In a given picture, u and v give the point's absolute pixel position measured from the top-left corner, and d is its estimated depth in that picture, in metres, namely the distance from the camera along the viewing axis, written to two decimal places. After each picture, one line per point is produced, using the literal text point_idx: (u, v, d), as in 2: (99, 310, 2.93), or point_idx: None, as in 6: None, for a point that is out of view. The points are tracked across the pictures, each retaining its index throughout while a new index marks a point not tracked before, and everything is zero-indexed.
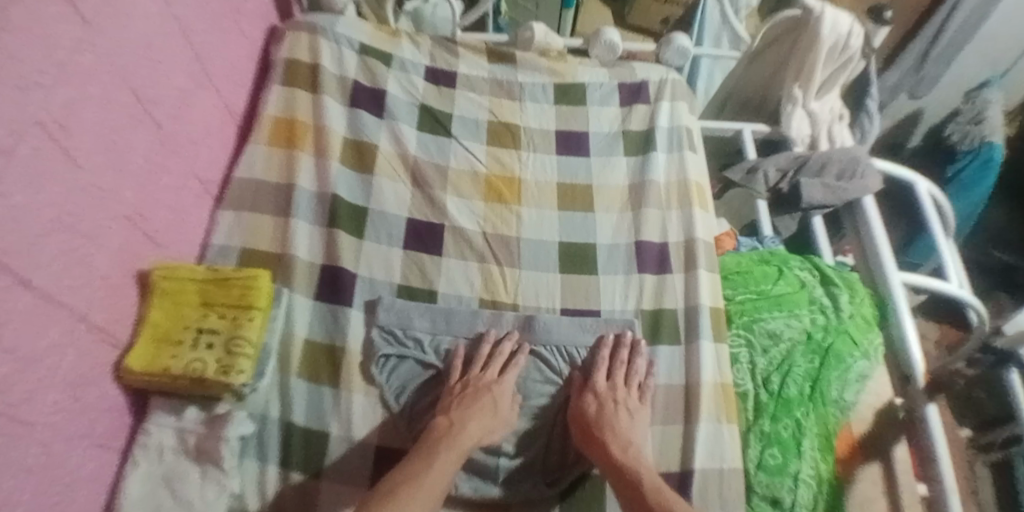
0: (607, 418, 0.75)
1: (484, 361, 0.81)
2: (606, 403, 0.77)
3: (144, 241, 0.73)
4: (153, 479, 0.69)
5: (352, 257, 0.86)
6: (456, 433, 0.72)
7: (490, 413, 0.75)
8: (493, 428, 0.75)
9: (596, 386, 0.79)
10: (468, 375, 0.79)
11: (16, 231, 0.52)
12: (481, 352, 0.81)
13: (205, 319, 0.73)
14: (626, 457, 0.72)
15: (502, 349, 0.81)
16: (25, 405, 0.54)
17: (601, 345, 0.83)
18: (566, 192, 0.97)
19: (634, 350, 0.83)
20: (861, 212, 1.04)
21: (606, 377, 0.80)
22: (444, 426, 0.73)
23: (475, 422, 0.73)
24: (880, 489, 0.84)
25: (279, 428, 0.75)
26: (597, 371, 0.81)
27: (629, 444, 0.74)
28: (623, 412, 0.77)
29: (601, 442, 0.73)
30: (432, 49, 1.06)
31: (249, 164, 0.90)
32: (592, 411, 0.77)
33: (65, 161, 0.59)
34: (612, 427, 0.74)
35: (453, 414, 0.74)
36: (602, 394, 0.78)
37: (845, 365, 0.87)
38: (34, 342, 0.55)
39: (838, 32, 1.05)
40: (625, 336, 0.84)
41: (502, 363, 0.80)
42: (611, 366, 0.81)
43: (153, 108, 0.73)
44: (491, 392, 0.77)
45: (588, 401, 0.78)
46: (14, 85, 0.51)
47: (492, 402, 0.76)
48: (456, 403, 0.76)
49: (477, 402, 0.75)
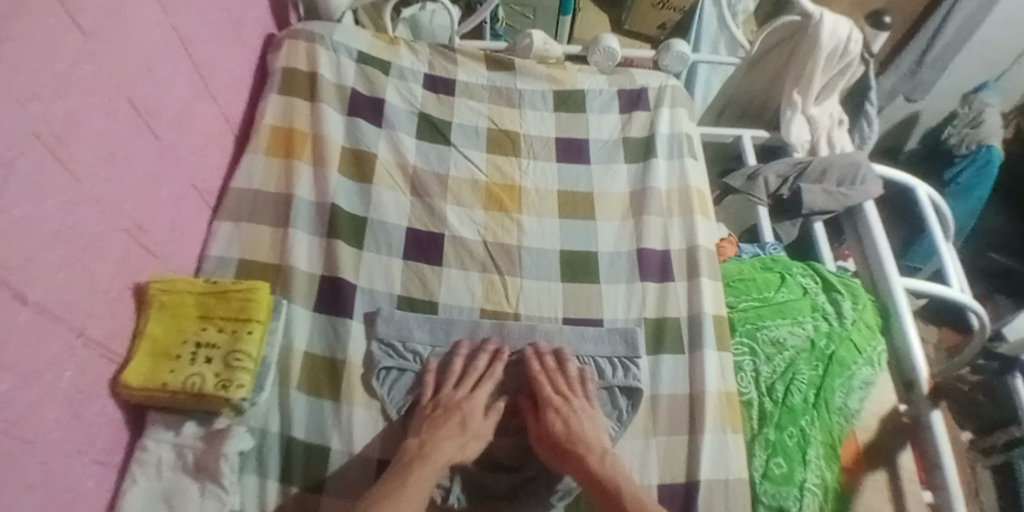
0: (578, 432, 0.75)
1: (459, 377, 0.80)
2: (571, 418, 0.76)
3: (144, 253, 0.72)
4: (152, 496, 0.67)
5: (352, 268, 0.86)
6: (427, 454, 0.71)
7: (459, 432, 0.74)
8: (465, 444, 0.74)
9: (555, 402, 0.77)
10: (442, 393, 0.78)
11: (15, 246, 0.52)
12: (455, 367, 0.80)
13: (203, 333, 0.72)
14: (604, 466, 0.72)
15: (474, 366, 0.80)
16: (23, 422, 0.53)
17: (526, 359, 0.82)
18: (566, 201, 0.97)
19: (570, 362, 0.81)
20: (862, 218, 1.04)
21: (556, 391, 0.78)
22: (415, 447, 0.72)
23: (447, 443, 0.73)
24: (885, 497, 0.84)
25: (280, 442, 0.74)
26: (541, 385, 0.79)
27: (605, 453, 0.74)
28: (585, 418, 0.77)
29: (579, 459, 0.73)
30: (431, 57, 1.05)
31: (248, 174, 0.89)
32: (561, 429, 0.75)
33: (64, 174, 0.58)
34: (582, 439, 0.74)
35: (425, 435, 0.74)
36: (563, 410, 0.76)
37: (849, 372, 0.86)
38: (33, 358, 0.54)
39: (837, 37, 1.05)
40: (562, 353, 0.82)
41: (476, 378, 0.80)
42: (556, 378, 0.79)
43: (153, 119, 0.73)
44: (460, 410, 0.76)
45: (552, 420, 0.76)
46: (15, 98, 0.51)
47: (462, 421, 0.75)
48: (427, 425, 0.75)
49: (447, 423, 0.74)
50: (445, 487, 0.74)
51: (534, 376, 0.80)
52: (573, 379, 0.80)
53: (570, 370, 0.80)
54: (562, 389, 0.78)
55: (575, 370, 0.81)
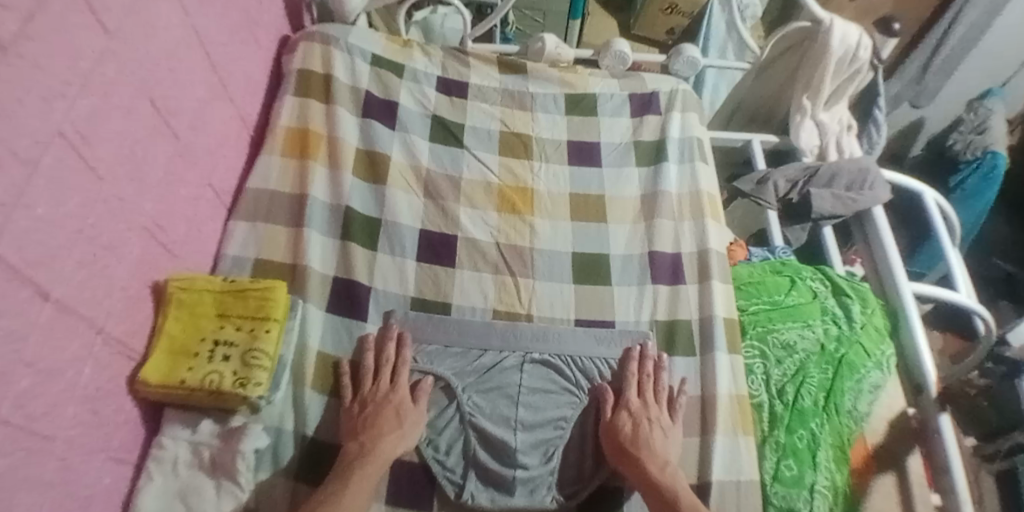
0: (645, 436, 0.75)
1: (375, 370, 0.78)
2: (642, 423, 0.77)
3: (162, 253, 0.73)
4: (169, 493, 0.68)
5: (366, 270, 0.86)
6: (368, 453, 0.71)
7: (396, 423, 0.74)
8: (405, 435, 0.74)
9: (631, 403, 0.79)
10: (363, 391, 0.77)
11: (39, 244, 0.52)
12: (367, 363, 0.79)
13: (221, 331, 0.73)
14: (666, 479, 0.72)
15: (385, 357, 0.79)
16: (43, 418, 0.54)
17: (628, 358, 0.82)
18: (579, 204, 0.97)
19: (666, 373, 0.82)
20: (871, 223, 1.05)
21: (637, 393, 0.80)
22: (356, 449, 0.71)
23: (387, 438, 0.72)
24: (894, 500, 0.84)
25: (295, 440, 0.75)
26: (628, 386, 0.80)
27: (667, 464, 0.74)
28: (658, 431, 0.77)
29: (638, 461, 0.73)
30: (444, 60, 1.06)
31: (263, 174, 0.89)
32: (628, 430, 0.76)
33: (88, 174, 0.58)
34: (647, 445, 0.75)
35: (363, 435, 0.72)
36: (637, 412, 0.78)
37: (859, 374, 0.87)
38: (53, 355, 0.55)
39: (847, 44, 1.06)
40: (662, 362, 0.83)
41: (392, 369, 0.79)
42: (645, 383, 0.81)
43: (172, 119, 0.73)
44: (391, 402, 0.75)
45: (623, 419, 0.77)
46: (39, 96, 0.51)
47: (397, 413, 0.75)
48: (361, 425, 0.74)
49: (382, 420, 0.73)
50: (459, 483, 0.74)
51: (626, 377, 0.81)
52: (661, 391, 0.81)
53: (663, 383, 0.81)
54: (645, 395, 0.80)
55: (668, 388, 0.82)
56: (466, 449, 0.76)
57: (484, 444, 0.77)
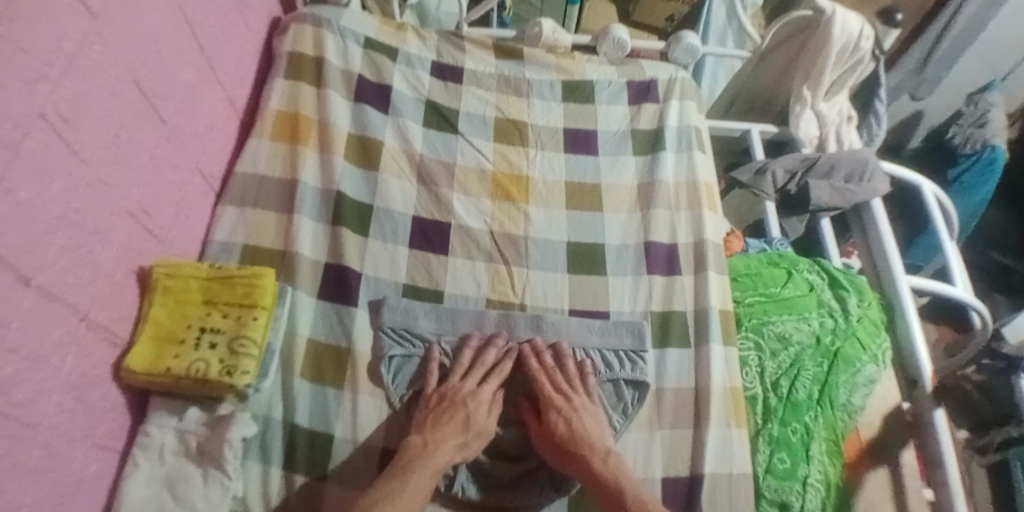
0: (581, 433, 0.73)
1: (466, 370, 0.79)
2: (574, 419, 0.74)
3: (149, 238, 0.71)
4: (155, 481, 0.67)
5: (357, 256, 0.85)
6: (427, 456, 0.69)
7: (459, 432, 0.72)
8: (466, 445, 0.72)
9: (557, 402, 0.75)
10: (449, 384, 0.77)
11: (21, 229, 0.51)
12: (463, 360, 0.79)
13: (208, 318, 0.71)
14: (609, 468, 0.71)
15: (484, 359, 0.79)
16: (27, 407, 0.53)
17: (525, 357, 0.80)
18: (574, 193, 0.96)
19: (569, 359, 0.80)
20: (869, 214, 1.04)
21: (556, 389, 0.77)
22: (417, 446, 0.70)
23: (447, 444, 0.70)
24: (887, 494, 0.84)
25: (283, 429, 0.73)
26: (542, 385, 0.77)
27: (610, 454, 0.72)
28: (588, 417, 0.75)
29: (583, 461, 0.71)
30: (439, 44, 1.04)
31: (253, 159, 0.88)
32: (563, 430, 0.73)
33: (71, 156, 0.57)
34: (587, 441, 0.73)
35: (427, 433, 0.72)
36: (565, 409, 0.75)
37: (854, 368, 0.87)
38: (37, 343, 0.54)
39: (849, 33, 1.04)
40: (561, 348, 0.81)
41: (482, 373, 0.78)
42: (555, 376, 0.78)
43: (159, 102, 0.71)
44: (465, 406, 0.74)
45: (555, 420, 0.74)
46: (21, 78, 0.49)
47: (465, 421, 0.73)
48: (431, 421, 0.73)
49: (449, 422, 0.72)
50: (449, 475, 0.73)
51: (532, 374, 0.79)
52: (573, 377, 0.79)
53: (570, 368, 0.79)
54: (561, 387, 0.77)
55: (573, 366, 0.80)
56: None
57: None
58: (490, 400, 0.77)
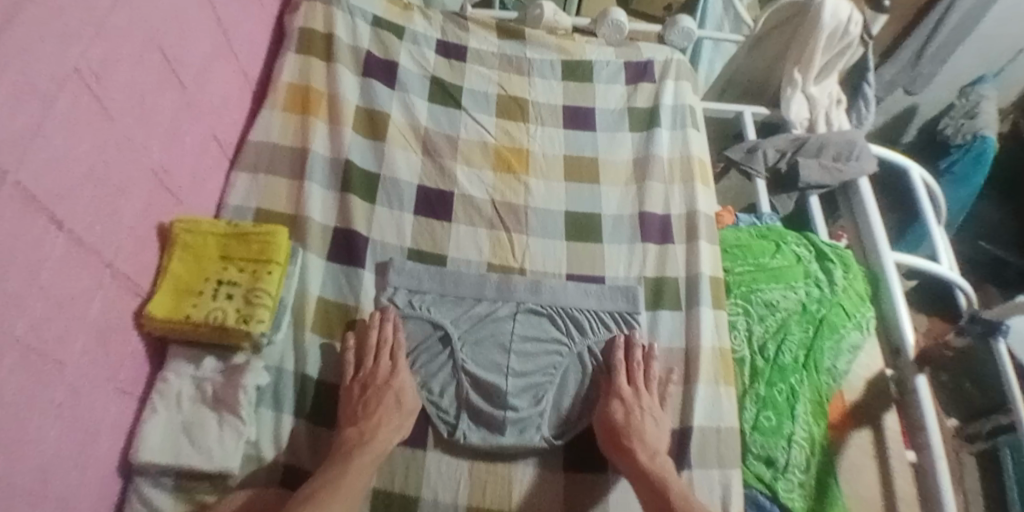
0: (636, 425, 0.76)
1: (377, 350, 0.79)
2: (634, 412, 0.77)
3: (168, 197, 0.75)
4: (173, 427, 0.71)
5: (365, 222, 0.89)
6: (367, 442, 0.71)
7: (396, 411, 0.74)
8: (403, 425, 0.74)
9: (625, 393, 0.78)
10: (364, 369, 0.78)
11: (55, 177, 0.55)
12: (370, 340, 0.79)
13: (225, 272, 0.75)
14: (654, 464, 0.73)
15: (383, 338, 0.79)
16: (55, 345, 0.57)
17: (614, 347, 0.83)
18: (572, 166, 1.00)
19: (654, 361, 0.82)
20: (856, 192, 1.07)
21: (628, 381, 0.80)
22: (355, 437, 0.72)
23: (386, 426, 0.73)
24: (869, 456, 0.87)
25: (295, 379, 0.78)
26: (617, 374, 0.80)
27: (656, 454, 0.74)
28: (650, 418, 0.77)
29: (628, 451, 0.74)
30: (443, 24, 1.08)
31: (265, 129, 0.91)
32: (620, 419, 0.76)
33: (101, 113, 0.61)
34: (639, 435, 0.75)
35: (364, 421, 0.73)
36: (629, 402, 0.78)
37: (838, 334, 0.91)
38: (66, 286, 0.58)
39: (839, 19, 1.08)
40: (651, 350, 0.83)
41: (389, 351, 0.79)
42: (635, 371, 0.81)
43: (180, 69, 0.75)
44: (390, 387, 0.76)
45: (615, 408, 0.77)
46: (58, 36, 0.53)
47: (397, 398, 0.75)
48: (361, 409, 0.74)
49: (380, 405, 0.74)
50: (451, 423, 0.78)
51: (613, 365, 0.82)
52: (652, 380, 0.81)
53: (652, 368, 0.82)
54: (636, 381, 0.80)
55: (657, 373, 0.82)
56: (458, 392, 0.79)
57: (476, 388, 0.79)
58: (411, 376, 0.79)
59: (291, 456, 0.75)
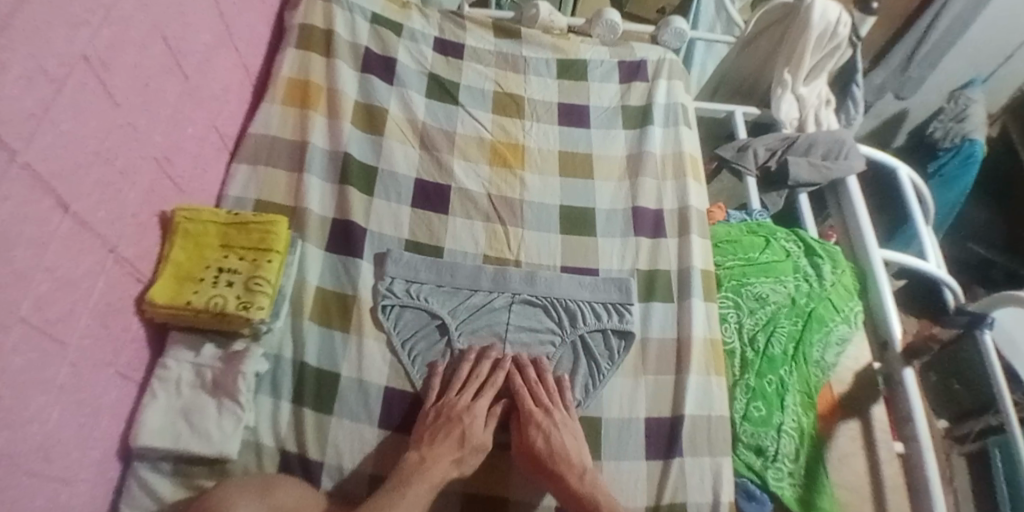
0: (559, 450, 0.75)
1: (463, 383, 0.80)
2: (552, 434, 0.76)
3: (169, 185, 0.77)
4: (173, 411, 0.72)
5: (363, 213, 0.90)
6: (425, 470, 0.71)
7: (456, 448, 0.74)
8: (462, 460, 0.74)
9: (536, 417, 0.77)
10: (444, 398, 0.78)
11: (62, 159, 0.56)
12: (460, 374, 0.80)
13: (225, 260, 0.76)
14: (584, 485, 0.73)
15: (478, 372, 0.81)
16: (58, 324, 0.58)
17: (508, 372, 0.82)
18: (567, 161, 1.02)
19: (550, 374, 0.82)
20: (845, 191, 1.10)
21: (536, 403, 0.78)
22: (415, 461, 0.72)
23: (443, 460, 0.73)
24: (859, 445, 0.88)
25: (292, 367, 0.79)
26: (522, 399, 0.79)
27: (587, 472, 0.74)
28: (568, 433, 0.77)
29: (560, 479, 0.74)
30: (441, 21, 1.10)
31: (264, 122, 0.93)
32: (542, 446, 0.75)
33: (106, 99, 0.62)
34: (565, 459, 0.74)
35: (425, 448, 0.74)
36: (545, 425, 0.76)
37: (826, 328, 0.93)
38: (70, 267, 0.59)
39: (828, 20, 1.11)
40: (543, 362, 0.83)
41: (478, 387, 0.80)
42: (538, 391, 0.80)
43: (182, 60, 0.77)
44: (462, 422, 0.76)
45: (533, 436, 0.76)
46: (67, 21, 0.55)
47: (461, 437, 0.75)
48: (427, 436, 0.75)
49: (445, 438, 0.74)
50: None
51: (515, 391, 0.80)
52: (553, 393, 0.80)
53: (550, 381, 0.81)
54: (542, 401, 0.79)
55: (553, 380, 0.82)
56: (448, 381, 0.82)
57: None
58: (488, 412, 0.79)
59: (288, 445, 0.75)
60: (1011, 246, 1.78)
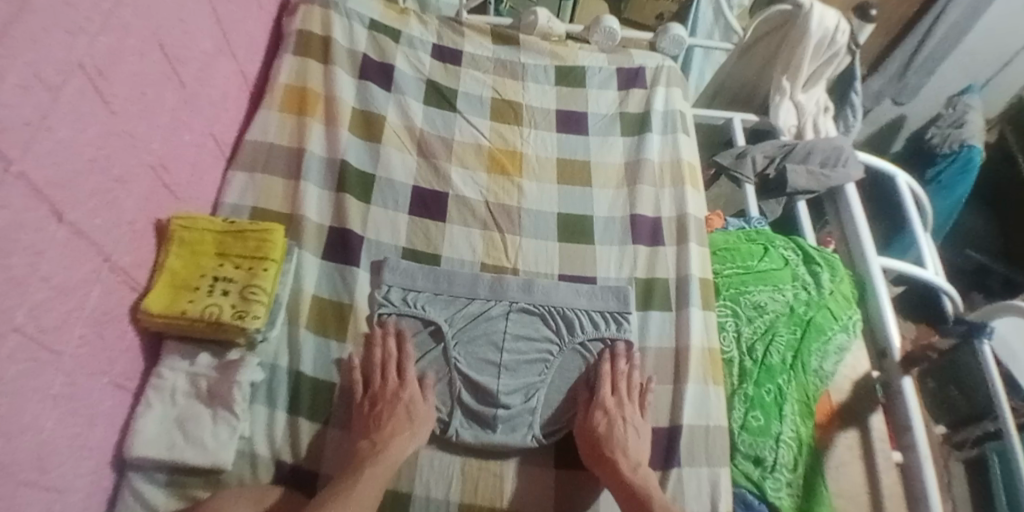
0: (619, 437, 0.77)
1: (383, 365, 0.79)
2: (616, 422, 0.78)
3: (165, 193, 0.76)
4: (166, 421, 0.71)
5: (360, 221, 0.90)
6: (378, 453, 0.71)
7: (407, 422, 0.75)
8: (415, 434, 0.74)
9: (606, 403, 0.79)
10: (375, 385, 0.78)
11: (57, 167, 0.55)
12: (376, 356, 0.80)
13: (221, 269, 0.76)
14: (636, 476, 0.74)
15: (386, 353, 0.80)
16: (53, 334, 0.57)
17: (600, 360, 0.84)
18: (565, 168, 1.02)
19: (636, 371, 0.84)
20: (843, 199, 1.09)
21: (611, 392, 0.80)
22: (367, 448, 0.72)
23: (398, 437, 0.73)
24: (857, 455, 0.88)
25: (288, 376, 0.78)
26: (600, 386, 0.81)
27: (639, 465, 0.75)
28: (631, 430, 0.78)
29: (612, 464, 0.75)
30: (440, 28, 1.10)
31: (262, 128, 0.92)
32: (603, 430, 0.77)
33: (102, 107, 0.61)
34: (622, 447, 0.76)
35: (375, 434, 0.73)
36: (611, 412, 0.78)
37: (825, 336, 0.92)
38: (66, 276, 0.58)
39: (825, 28, 1.11)
40: (618, 360, 0.83)
41: (398, 363, 0.80)
42: (617, 381, 0.82)
43: (180, 68, 0.76)
44: (401, 400, 0.76)
45: (597, 419, 0.78)
46: (65, 29, 0.54)
47: (407, 411, 0.75)
48: (372, 423, 0.75)
49: (392, 418, 0.74)
50: (446, 420, 0.79)
51: (598, 376, 0.82)
52: (633, 387, 0.82)
53: (633, 378, 0.83)
54: (617, 392, 0.81)
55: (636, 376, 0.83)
56: (450, 388, 0.81)
57: (468, 386, 0.81)
58: (420, 385, 0.79)
59: (283, 453, 0.75)
60: (1004, 252, 1.80)
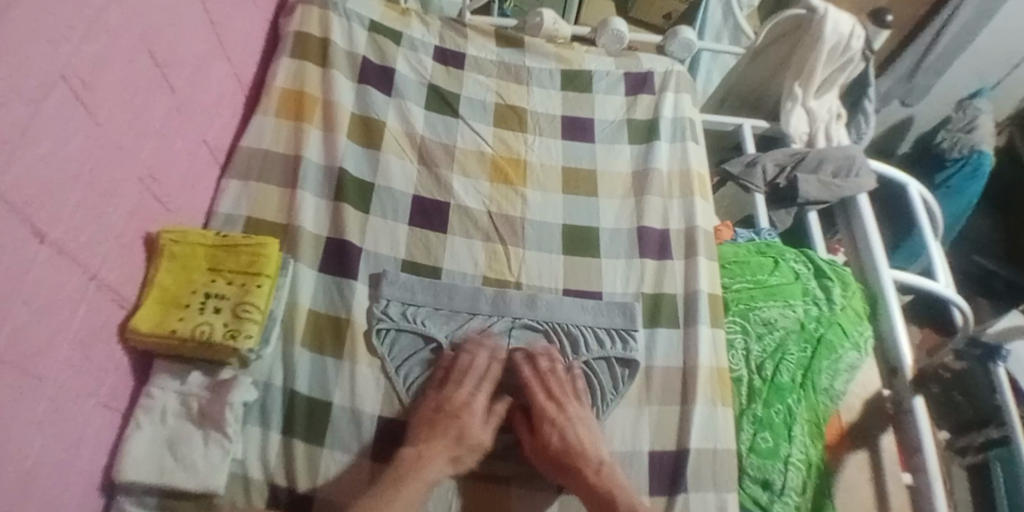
0: (574, 445, 0.75)
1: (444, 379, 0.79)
2: (566, 432, 0.76)
3: (155, 205, 0.73)
4: (156, 443, 0.68)
5: (358, 231, 0.87)
6: (418, 469, 0.70)
7: (454, 444, 0.73)
8: (460, 457, 0.73)
9: (550, 413, 0.77)
10: (444, 393, 0.77)
11: (39, 184, 0.52)
12: (462, 364, 0.79)
13: (212, 285, 0.73)
14: (601, 477, 0.73)
15: (460, 366, 0.79)
16: (36, 358, 0.55)
17: (516, 363, 0.82)
18: (570, 177, 0.99)
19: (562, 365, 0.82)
20: (855, 210, 1.06)
21: (547, 396, 0.79)
22: (410, 458, 0.71)
23: (439, 457, 0.72)
24: (866, 476, 0.86)
25: (283, 395, 0.75)
26: (534, 392, 0.79)
27: (603, 464, 0.75)
28: (581, 425, 0.77)
29: (578, 470, 0.74)
30: (442, 30, 1.07)
31: (257, 133, 0.89)
32: (557, 442, 0.75)
33: (87, 119, 0.58)
34: (580, 450, 0.75)
35: (421, 445, 0.72)
36: (557, 420, 0.77)
37: (836, 355, 0.89)
38: (48, 298, 0.55)
39: (840, 33, 1.07)
40: (575, 372, 0.82)
41: (476, 378, 0.79)
42: (549, 381, 0.80)
43: (170, 73, 0.73)
44: (460, 420, 0.75)
45: (548, 432, 0.76)
46: (47, 39, 0.51)
47: (459, 435, 0.74)
48: (423, 434, 0.74)
49: (443, 435, 0.73)
50: None
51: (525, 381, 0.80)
52: (563, 385, 0.80)
53: (559, 374, 0.81)
54: (553, 395, 0.79)
55: (564, 372, 0.82)
56: None
57: None
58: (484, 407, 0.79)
59: (277, 474, 0.72)
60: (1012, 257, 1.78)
